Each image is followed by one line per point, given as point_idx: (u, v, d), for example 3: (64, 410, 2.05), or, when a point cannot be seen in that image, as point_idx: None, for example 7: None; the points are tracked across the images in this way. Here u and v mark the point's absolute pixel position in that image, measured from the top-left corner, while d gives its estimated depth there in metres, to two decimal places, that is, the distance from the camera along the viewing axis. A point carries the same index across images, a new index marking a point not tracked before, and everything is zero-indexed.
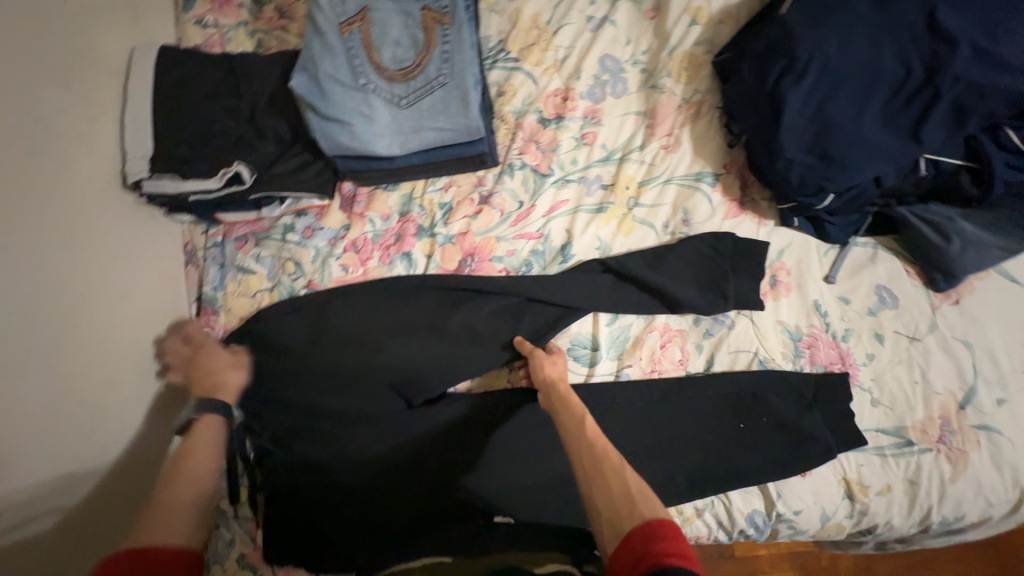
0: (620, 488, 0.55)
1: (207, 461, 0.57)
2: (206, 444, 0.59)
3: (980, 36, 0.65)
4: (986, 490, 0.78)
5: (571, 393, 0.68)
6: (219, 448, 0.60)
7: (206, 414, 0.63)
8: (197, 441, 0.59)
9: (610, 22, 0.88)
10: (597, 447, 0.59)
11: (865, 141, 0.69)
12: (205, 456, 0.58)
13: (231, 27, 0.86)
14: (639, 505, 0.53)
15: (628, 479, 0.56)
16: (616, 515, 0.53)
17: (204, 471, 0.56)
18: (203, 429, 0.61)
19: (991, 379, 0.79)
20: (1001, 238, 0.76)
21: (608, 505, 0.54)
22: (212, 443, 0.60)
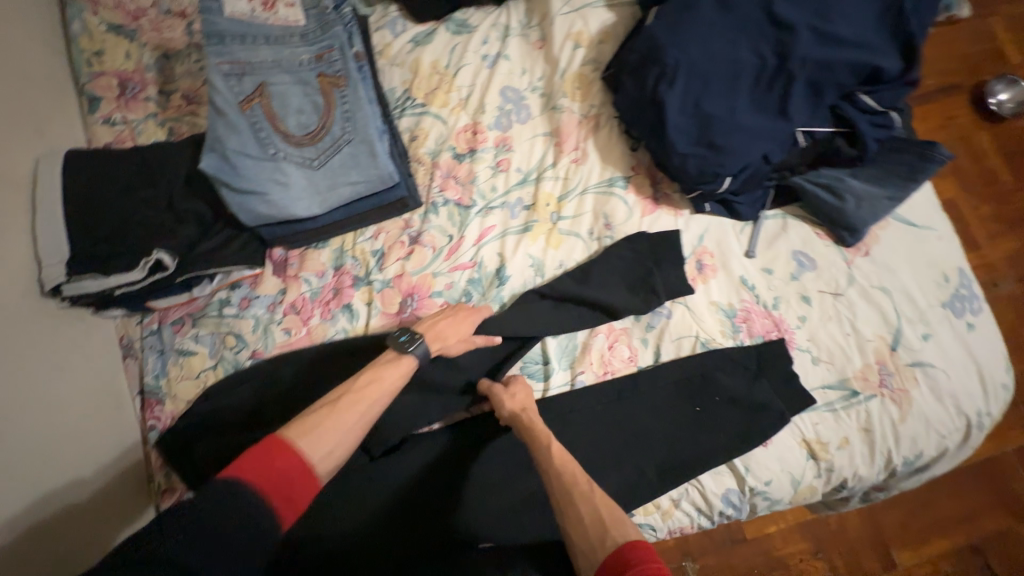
0: (592, 514, 0.58)
1: (380, 399, 0.63)
2: (391, 376, 0.66)
3: (816, 20, 0.73)
4: (935, 423, 0.82)
5: (536, 418, 0.71)
6: (399, 383, 0.67)
7: (406, 354, 0.69)
8: (383, 376, 0.65)
9: (504, 57, 0.94)
10: (565, 474, 0.63)
11: (743, 126, 0.75)
12: (377, 398, 0.63)
13: (139, 120, 0.88)
14: (611, 528, 0.56)
15: (597, 502, 0.59)
16: (592, 541, 0.56)
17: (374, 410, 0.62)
18: (391, 367, 0.67)
19: (913, 318, 0.84)
20: (887, 188, 0.83)
21: (581, 533, 0.58)
22: (392, 385, 0.65)
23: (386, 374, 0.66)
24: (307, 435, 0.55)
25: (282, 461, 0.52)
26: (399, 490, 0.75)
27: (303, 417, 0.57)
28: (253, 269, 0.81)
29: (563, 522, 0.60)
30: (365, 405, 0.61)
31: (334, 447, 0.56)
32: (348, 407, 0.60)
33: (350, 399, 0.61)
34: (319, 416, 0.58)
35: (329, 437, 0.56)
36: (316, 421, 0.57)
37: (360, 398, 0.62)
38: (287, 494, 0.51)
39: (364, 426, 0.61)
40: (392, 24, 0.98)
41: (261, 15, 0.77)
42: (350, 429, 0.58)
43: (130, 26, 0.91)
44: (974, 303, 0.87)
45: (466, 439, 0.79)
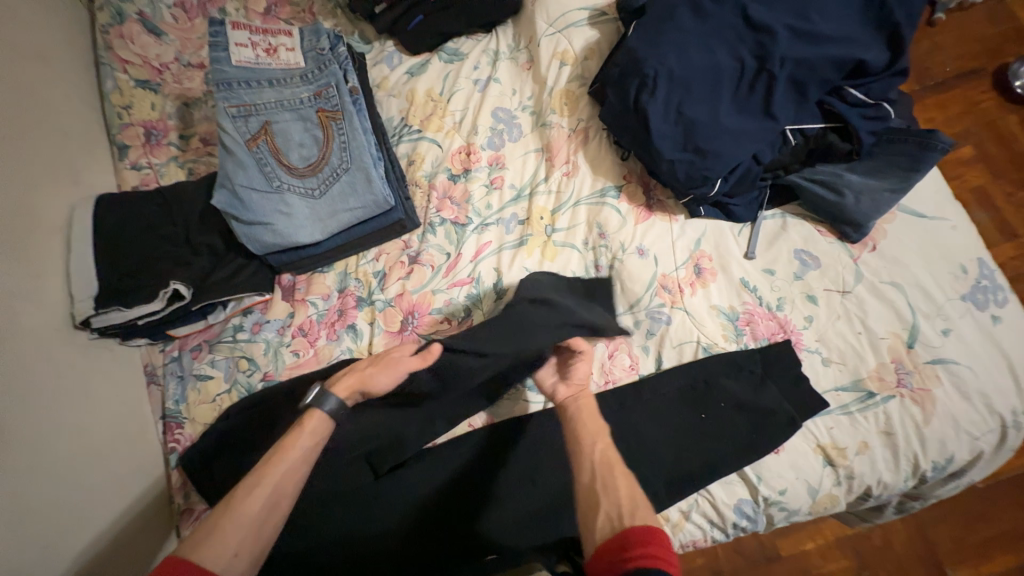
0: (626, 494, 0.60)
1: (290, 467, 0.63)
2: (300, 439, 0.66)
3: (794, 19, 0.73)
4: (964, 425, 0.77)
5: (588, 394, 0.75)
6: (310, 443, 0.66)
7: (311, 414, 0.68)
8: (287, 449, 0.64)
9: (494, 80, 0.98)
10: (608, 454, 0.66)
11: (727, 129, 0.75)
12: (282, 468, 0.63)
13: (162, 164, 0.95)
14: (640, 510, 0.58)
15: (634, 486, 0.62)
16: (621, 511, 0.58)
17: (281, 488, 0.61)
18: (294, 436, 0.66)
19: (929, 312, 0.80)
20: (888, 180, 0.80)
21: (613, 499, 0.60)
22: (300, 454, 0.65)
23: (293, 444, 0.66)
24: (205, 542, 0.56)
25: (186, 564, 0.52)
26: (405, 505, 0.77)
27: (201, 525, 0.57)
28: (262, 295, 0.86)
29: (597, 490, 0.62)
30: (268, 486, 0.61)
31: (237, 542, 0.57)
32: (246, 496, 0.59)
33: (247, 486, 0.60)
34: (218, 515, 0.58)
35: (228, 538, 0.56)
36: (213, 523, 0.57)
37: (259, 481, 0.61)
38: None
39: (277, 499, 0.61)
40: (389, 58, 1.04)
41: (264, 61, 0.84)
42: (252, 520, 0.58)
43: (155, 80, 0.99)
44: (999, 294, 0.82)
45: (469, 452, 0.80)
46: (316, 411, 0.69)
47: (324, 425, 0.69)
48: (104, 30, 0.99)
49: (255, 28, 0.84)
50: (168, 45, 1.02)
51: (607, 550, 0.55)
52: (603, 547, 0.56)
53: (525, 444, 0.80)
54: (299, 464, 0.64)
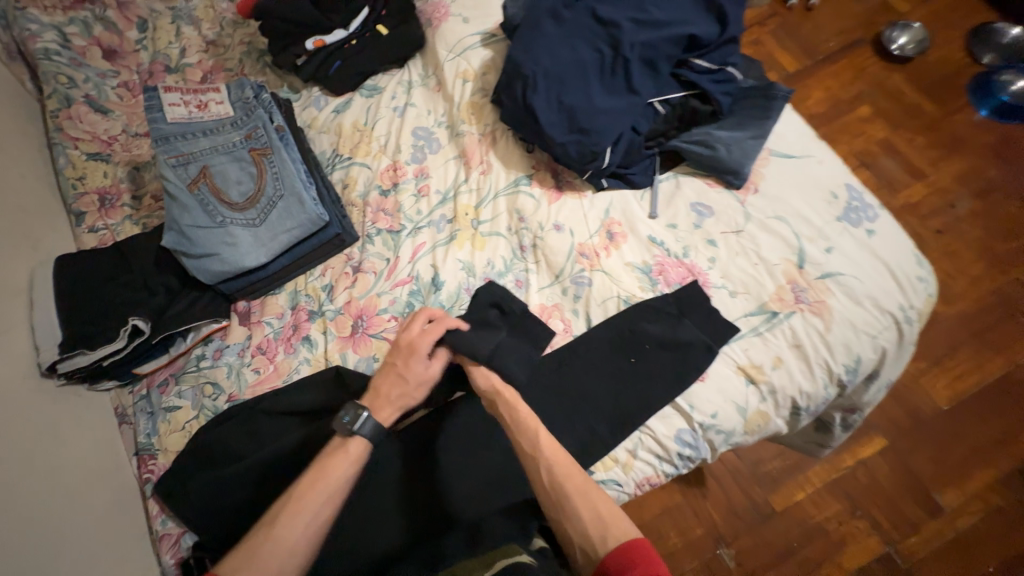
0: (590, 515, 0.67)
1: (330, 493, 0.69)
2: (342, 462, 0.71)
3: (635, 13, 0.88)
4: (861, 327, 0.86)
5: (520, 403, 0.78)
6: (351, 467, 0.72)
7: (355, 436, 0.74)
8: (322, 480, 0.69)
9: (411, 105, 1.11)
10: (562, 470, 0.71)
11: (601, 108, 0.88)
12: (318, 493, 0.68)
13: (118, 223, 1.04)
14: (609, 531, 0.66)
15: (597, 503, 0.69)
16: (593, 541, 0.66)
17: (320, 516, 0.67)
18: (337, 460, 0.71)
19: (813, 236, 0.91)
20: (750, 130, 0.93)
21: (591, 515, 0.67)
22: (338, 483, 0.70)
23: (332, 471, 0.71)
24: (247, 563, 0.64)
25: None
26: (373, 490, 0.83)
27: (240, 550, 0.66)
28: (219, 322, 0.93)
29: (560, 516, 0.69)
30: (309, 513, 0.67)
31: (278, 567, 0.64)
32: (285, 526, 0.66)
33: (287, 517, 0.66)
34: (262, 539, 0.65)
35: (267, 565, 0.63)
36: (255, 546, 0.65)
37: (300, 511, 0.67)
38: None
39: (319, 522, 0.67)
40: (316, 101, 1.16)
41: (197, 115, 0.95)
42: (292, 545, 0.65)
43: (105, 151, 1.10)
44: (868, 211, 0.93)
45: (425, 432, 0.86)
46: (360, 436, 0.74)
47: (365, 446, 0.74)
48: (54, 114, 1.09)
49: (185, 89, 0.96)
50: (115, 120, 1.13)
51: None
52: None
53: (476, 414, 0.87)
54: (338, 489, 0.70)
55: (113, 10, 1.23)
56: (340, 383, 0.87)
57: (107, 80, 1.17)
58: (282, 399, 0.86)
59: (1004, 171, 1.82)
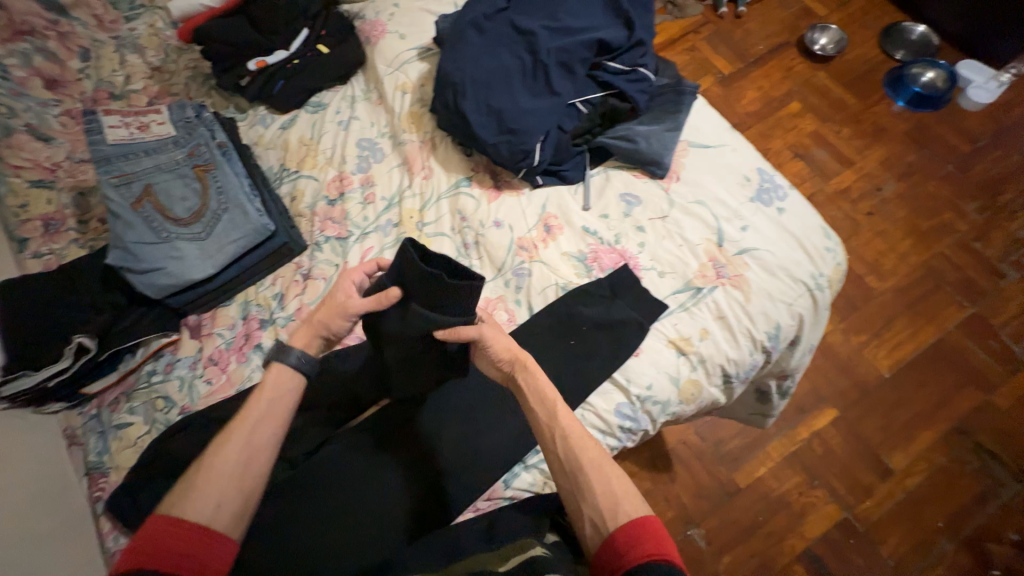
0: (601, 493, 0.71)
1: (260, 423, 0.72)
2: (264, 397, 0.74)
3: (549, 24, 0.96)
4: (777, 296, 0.93)
5: (539, 371, 0.81)
6: (277, 399, 0.75)
7: (272, 369, 0.76)
8: (248, 410, 0.73)
9: (354, 118, 1.16)
10: (576, 442, 0.75)
11: (526, 109, 0.95)
12: (246, 425, 0.71)
13: (62, 247, 1.05)
14: (623, 505, 0.70)
15: (611, 480, 0.73)
16: (604, 516, 0.70)
17: (254, 439, 0.71)
18: (260, 395, 0.74)
19: (729, 217, 0.98)
20: (666, 123, 1.01)
21: (604, 487, 0.72)
22: (263, 410, 0.73)
23: (257, 400, 0.74)
24: (190, 496, 0.66)
25: (166, 537, 0.63)
26: (321, 488, 0.84)
27: (178, 490, 0.68)
28: (169, 336, 0.95)
29: (575, 492, 0.73)
30: (240, 438, 0.70)
31: (218, 498, 0.67)
32: (219, 460, 0.68)
33: (216, 450, 0.69)
34: (196, 475, 0.68)
35: (209, 492, 0.66)
36: (192, 481, 0.68)
37: (227, 443, 0.70)
38: (191, 562, 0.63)
39: (253, 452, 0.70)
40: (262, 119, 1.20)
41: (138, 136, 0.97)
42: (229, 474, 0.68)
43: (49, 177, 1.11)
44: (778, 192, 1.02)
45: (381, 426, 0.90)
46: (279, 367, 0.76)
47: (293, 379, 0.77)
48: None
49: (126, 112, 0.98)
50: (57, 147, 1.14)
51: (601, 555, 0.69)
52: (598, 554, 0.69)
53: (425, 407, 0.91)
54: (262, 419, 0.73)
55: (54, 42, 1.24)
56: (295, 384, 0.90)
57: (49, 108, 1.18)
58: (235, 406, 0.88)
59: (922, 155, 1.98)
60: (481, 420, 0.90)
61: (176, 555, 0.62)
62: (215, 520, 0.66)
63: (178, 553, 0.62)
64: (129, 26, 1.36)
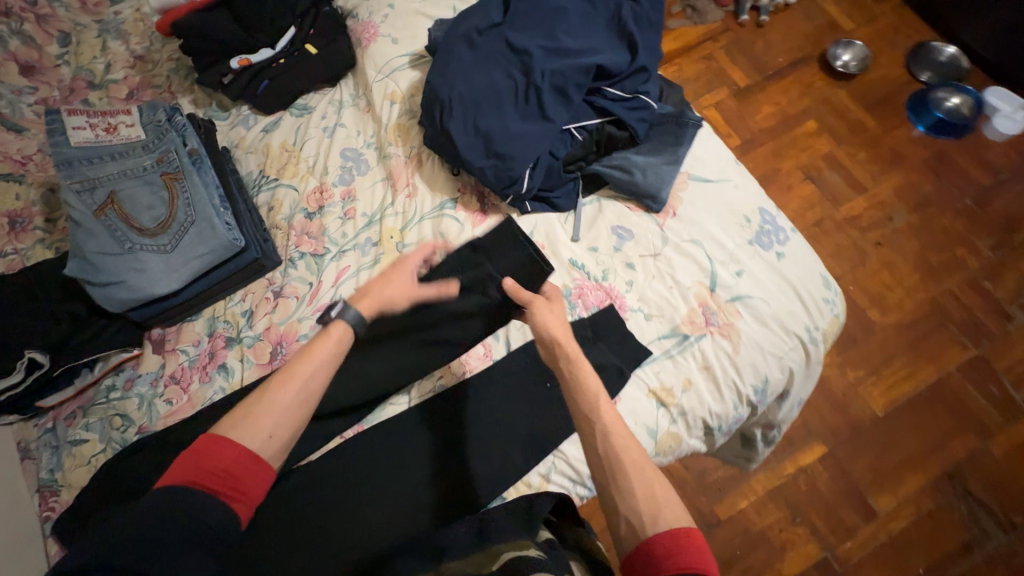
0: (643, 495, 0.62)
1: (321, 370, 0.68)
2: (328, 345, 0.69)
3: (546, 42, 0.91)
4: (768, 348, 0.88)
5: (582, 359, 0.74)
6: (334, 352, 0.70)
7: (338, 320, 0.71)
8: (312, 352, 0.68)
9: (340, 125, 1.10)
10: (618, 443, 0.66)
11: (515, 134, 0.89)
12: (307, 365, 0.68)
13: (28, 247, 1.01)
14: (664, 513, 0.61)
15: (651, 482, 0.64)
16: (643, 518, 0.61)
17: (309, 385, 0.67)
18: (320, 342, 0.69)
19: (725, 260, 0.93)
20: (664, 156, 0.95)
21: (645, 489, 0.63)
22: (325, 357, 0.69)
23: (321, 343, 0.70)
24: (245, 423, 0.63)
25: (215, 456, 0.60)
26: (283, 524, 0.80)
27: (234, 410, 0.64)
28: (130, 350, 0.92)
29: (612, 493, 0.64)
30: (297, 383, 0.66)
31: (269, 430, 0.63)
32: (276, 393, 0.64)
33: (279, 382, 0.65)
34: (253, 403, 0.64)
35: (261, 422, 0.63)
36: (248, 408, 0.64)
37: (290, 379, 0.66)
38: (234, 488, 0.59)
39: (307, 397, 0.66)
40: (245, 120, 1.15)
41: (105, 138, 0.93)
42: (282, 414, 0.64)
43: (18, 171, 1.06)
44: (779, 235, 0.96)
45: (342, 460, 0.85)
46: (340, 322, 0.71)
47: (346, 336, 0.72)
48: None
49: (92, 112, 0.93)
50: (30, 139, 1.09)
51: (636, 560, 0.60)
52: (632, 559, 0.60)
53: (394, 437, 0.87)
54: (321, 370, 0.68)
55: (31, 25, 1.19)
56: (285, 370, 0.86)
57: (24, 97, 1.13)
58: (193, 431, 0.84)
59: (940, 186, 1.90)
60: (449, 461, 0.85)
61: (221, 475, 0.59)
62: (262, 450, 0.62)
63: (224, 475, 0.59)
64: (114, 9, 1.29)
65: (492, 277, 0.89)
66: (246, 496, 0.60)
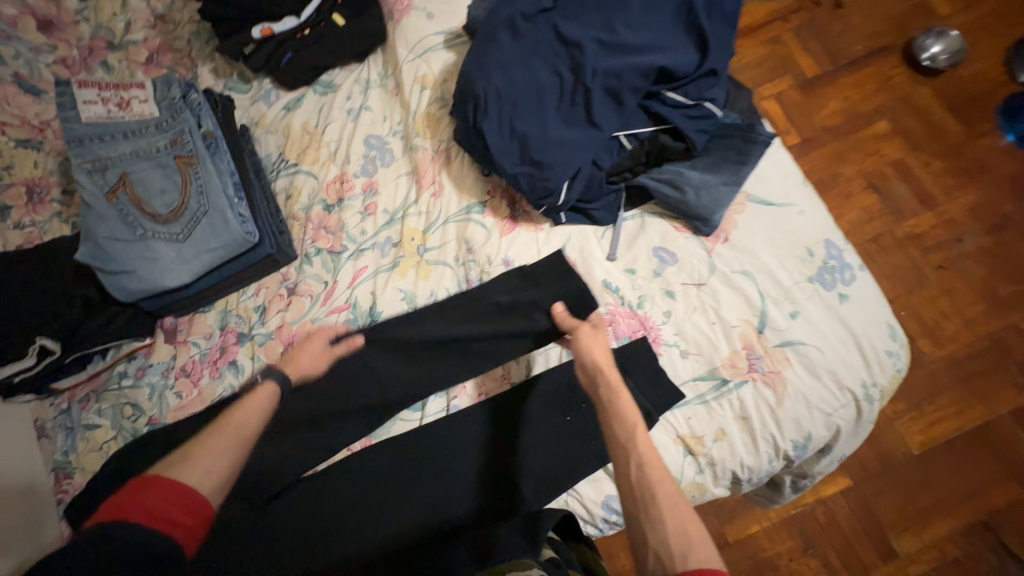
0: (674, 526, 0.58)
1: (250, 422, 0.75)
2: (256, 403, 0.77)
3: (602, 33, 0.80)
4: (816, 403, 0.79)
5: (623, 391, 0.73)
6: (264, 407, 0.77)
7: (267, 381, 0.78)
8: (245, 408, 0.76)
9: (365, 109, 1.01)
10: (653, 473, 0.63)
11: (556, 140, 0.80)
12: (244, 417, 0.75)
13: (45, 220, 0.98)
14: (696, 550, 0.55)
15: (684, 517, 0.58)
16: (673, 553, 0.56)
17: (241, 432, 0.73)
18: (252, 399, 0.77)
19: (779, 297, 0.83)
20: (723, 175, 0.84)
21: (679, 524, 0.58)
22: (254, 412, 0.76)
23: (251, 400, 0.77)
24: (178, 465, 0.65)
25: (144, 495, 0.61)
26: (286, 537, 0.77)
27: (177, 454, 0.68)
28: (142, 339, 0.90)
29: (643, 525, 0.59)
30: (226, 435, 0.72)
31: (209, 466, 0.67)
32: (212, 440, 0.70)
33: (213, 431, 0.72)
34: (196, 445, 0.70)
35: (203, 458, 0.67)
36: (192, 449, 0.69)
37: (221, 431, 0.72)
38: (169, 520, 0.60)
39: (240, 443, 0.72)
40: (267, 95, 1.07)
41: (117, 114, 0.90)
42: (222, 454, 0.69)
43: (37, 137, 1.02)
44: (846, 273, 0.84)
45: (349, 477, 0.81)
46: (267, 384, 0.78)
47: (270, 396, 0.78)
48: None
49: (104, 85, 0.90)
50: (48, 103, 1.05)
51: None
52: None
53: (402, 455, 0.82)
54: (250, 426, 0.75)
55: None
56: (286, 375, 0.80)
57: (42, 56, 1.07)
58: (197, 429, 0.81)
59: None
60: (456, 488, 0.80)
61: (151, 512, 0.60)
62: (199, 486, 0.64)
63: (153, 511, 0.60)
64: None
65: (523, 309, 0.83)
66: (187, 523, 0.61)
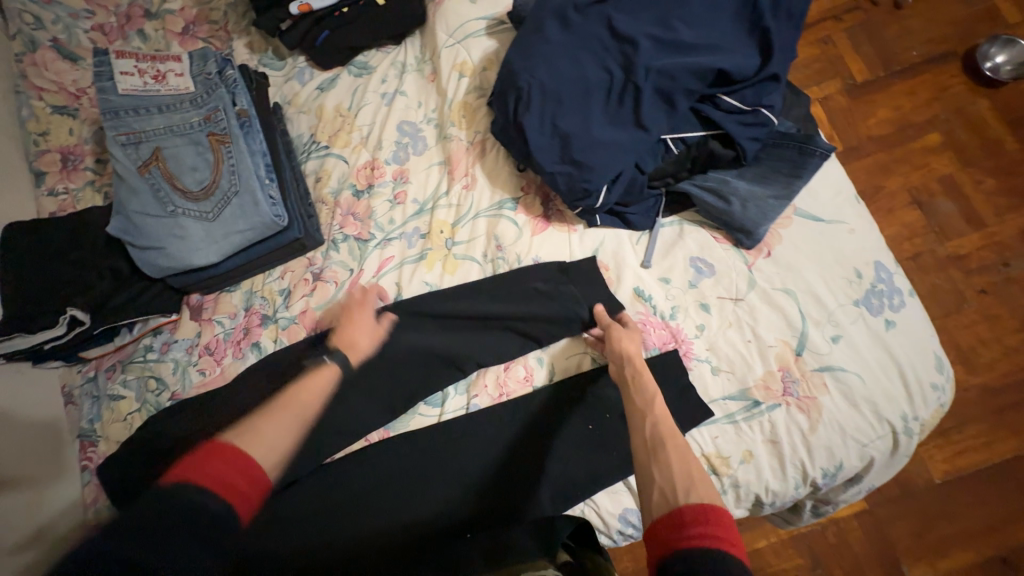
0: (679, 469, 0.58)
1: (313, 405, 0.73)
2: (316, 383, 0.74)
3: (656, 30, 0.76)
4: (852, 432, 0.76)
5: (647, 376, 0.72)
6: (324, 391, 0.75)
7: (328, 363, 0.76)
8: (305, 389, 0.73)
9: (400, 93, 0.98)
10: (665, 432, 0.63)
11: (600, 140, 0.76)
12: (304, 400, 0.72)
13: (78, 189, 0.99)
14: (697, 485, 0.56)
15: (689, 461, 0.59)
16: (675, 486, 0.56)
17: (305, 413, 0.71)
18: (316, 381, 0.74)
19: (820, 319, 0.79)
20: (770, 188, 0.81)
21: (683, 464, 0.59)
22: (315, 398, 0.73)
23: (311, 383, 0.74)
24: (241, 439, 0.62)
25: (212, 461, 0.57)
26: (299, 524, 0.77)
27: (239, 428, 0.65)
28: (168, 315, 0.91)
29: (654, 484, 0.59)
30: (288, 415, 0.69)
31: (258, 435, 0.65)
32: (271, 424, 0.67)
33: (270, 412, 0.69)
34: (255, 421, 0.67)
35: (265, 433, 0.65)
36: (254, 426, 0.65)
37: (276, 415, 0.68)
38: (233, 486, 0.56)
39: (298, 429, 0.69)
40: (301, 73, 1.05)
41: (153, 87, 0.89)
42: (276, 430, 0.66)
43: (72, 105, 1.02)
44: (894, 298, 0.80)
45: (365, 468, 0.80)
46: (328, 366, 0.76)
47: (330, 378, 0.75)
48: (17, 58, 1.01)
49: (141, 57, 0.89)
50: (84, 70, 1.04)
51: (660, 529, 0.53)
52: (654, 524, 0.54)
53: (420, 452, 0.81)
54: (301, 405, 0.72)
55: None
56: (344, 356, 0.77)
57: (80, 21, 1.06)
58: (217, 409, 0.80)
59: None
60: (472, 489, 0.79)
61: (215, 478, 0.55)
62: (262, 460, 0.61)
63: (217, 477, 0.55)
64: None
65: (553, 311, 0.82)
66: (247, 492, 0.57)
